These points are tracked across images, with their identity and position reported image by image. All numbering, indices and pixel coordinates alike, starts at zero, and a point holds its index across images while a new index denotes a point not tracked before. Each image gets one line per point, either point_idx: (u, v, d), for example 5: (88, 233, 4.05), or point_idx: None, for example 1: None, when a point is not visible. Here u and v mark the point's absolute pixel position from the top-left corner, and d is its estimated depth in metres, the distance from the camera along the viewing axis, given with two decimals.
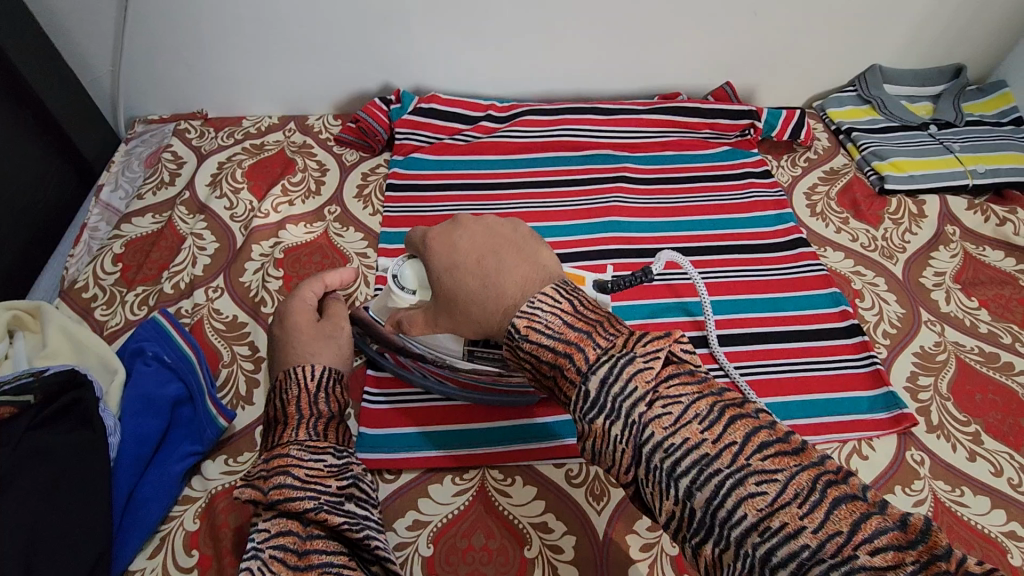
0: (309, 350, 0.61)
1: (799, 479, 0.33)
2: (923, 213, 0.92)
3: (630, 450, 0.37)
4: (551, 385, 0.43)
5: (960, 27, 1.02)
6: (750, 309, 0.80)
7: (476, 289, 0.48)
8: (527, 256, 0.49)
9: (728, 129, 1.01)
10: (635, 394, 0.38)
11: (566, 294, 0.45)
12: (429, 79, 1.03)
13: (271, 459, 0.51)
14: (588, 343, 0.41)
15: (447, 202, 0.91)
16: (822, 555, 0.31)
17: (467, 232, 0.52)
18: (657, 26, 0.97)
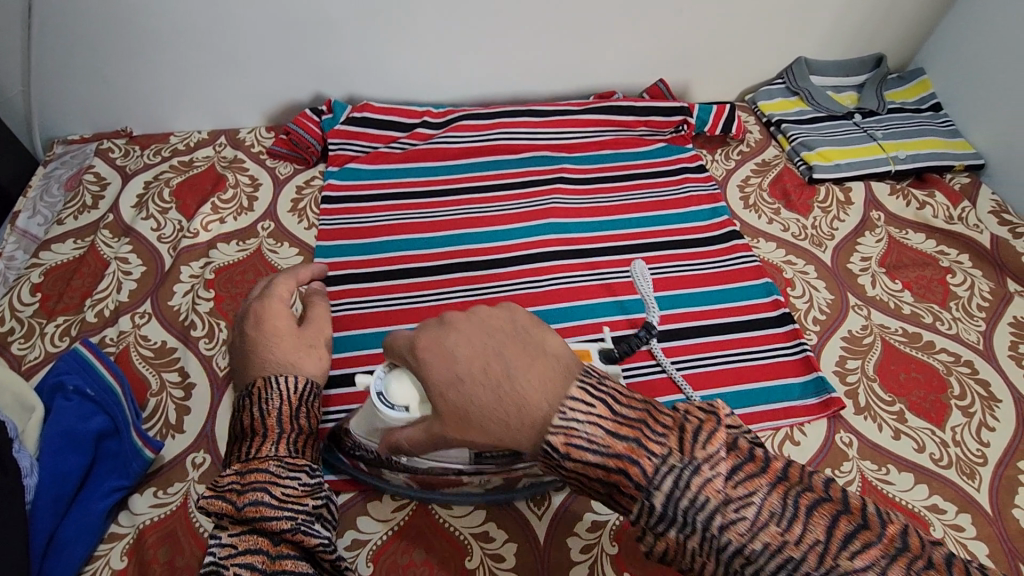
0: (288, 362, 0.55)
1: (891, 572, 0.33)
2: (850, 200, 0.95)
3: (711, 560, 0.36)
4: (604, 495, 0.39)
5: (878, 19, 1.06)
6: (685, 304, 0.81)
7: (483, 409, 0.39)
8: (540, 354, 0.39)
9: (663, 125, 1.02)
10: (707, 506, 0.35)
11: (596, 390, 0.38)
12: (362, 87, 1.02)
13: (244, 473, 0.47)
14: (641, 454, 0.36)
15: (384, 212, 0.90)
16: (806, 568, 0.34)
17: (459, 334, 0.41)
18: (586, 27, 0.98)
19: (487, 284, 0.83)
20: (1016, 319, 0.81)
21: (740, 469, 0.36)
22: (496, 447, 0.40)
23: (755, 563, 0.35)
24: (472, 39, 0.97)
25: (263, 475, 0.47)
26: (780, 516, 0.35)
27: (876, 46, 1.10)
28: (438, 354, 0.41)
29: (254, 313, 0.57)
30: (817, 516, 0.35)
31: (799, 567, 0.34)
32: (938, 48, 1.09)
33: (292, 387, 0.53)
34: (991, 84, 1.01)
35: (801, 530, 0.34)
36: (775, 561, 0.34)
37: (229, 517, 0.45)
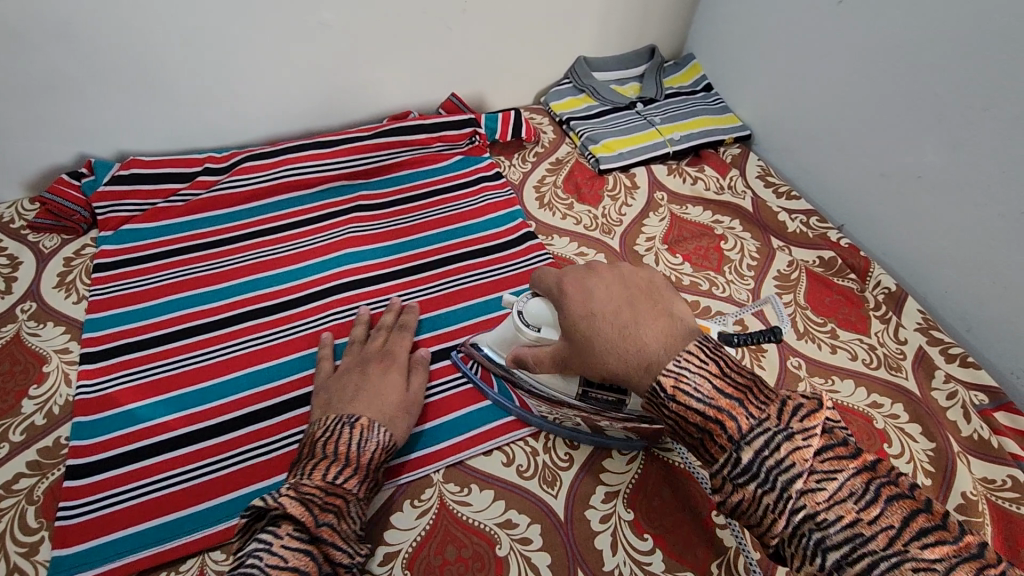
0: (389, 414, 0.66)
1: (961, 572, 0.38)
2: (635, 184, 1.01)
3: (780, 519, 0.43)
4: (695, 444, 0.48)
5: (640, 14, 1.14)
6: (476, 314, 0.84)
7: (612, 339, 0.53)
8: (665, 307, 0.54)
9: (456, 140, 1.04)
10: (793, 469, 0.43)
11: (711, 353, 0.49)
12: (132, 143, 0.96)
13: (329, 492, 0.56)
14: (740, 412, 0.45)
15: (166, 271, 0.86)
16: (875, 544, 0.40)
17: (601, 280, 0.58)
18: (358, 54, 0.98)
19: (280, 328, 0.81)
20: (779, 272, 0.89)
21: (829, 452, 0.44)
22: (618, 380, 0.53)
23: (826, 531, 0.41)
24: (241, 78, 0.94)
25: (341, 504, 0.56)
26: (860, 497, 0.42)
27: (646, 38, 1.18)
28: (585, 295, 0.58)
29: (383, 359, 0.73)
30: (896, 506, 0.41)
31: (869, 542, 0.40)
32: (700, 33, 1.19)
33: (386, 441, 0.64)
34: (745, 62, 1.11)
35: (879, 512, 0.41)
36: (845, 532, 0.41)
37: (300, 527, 0.52)
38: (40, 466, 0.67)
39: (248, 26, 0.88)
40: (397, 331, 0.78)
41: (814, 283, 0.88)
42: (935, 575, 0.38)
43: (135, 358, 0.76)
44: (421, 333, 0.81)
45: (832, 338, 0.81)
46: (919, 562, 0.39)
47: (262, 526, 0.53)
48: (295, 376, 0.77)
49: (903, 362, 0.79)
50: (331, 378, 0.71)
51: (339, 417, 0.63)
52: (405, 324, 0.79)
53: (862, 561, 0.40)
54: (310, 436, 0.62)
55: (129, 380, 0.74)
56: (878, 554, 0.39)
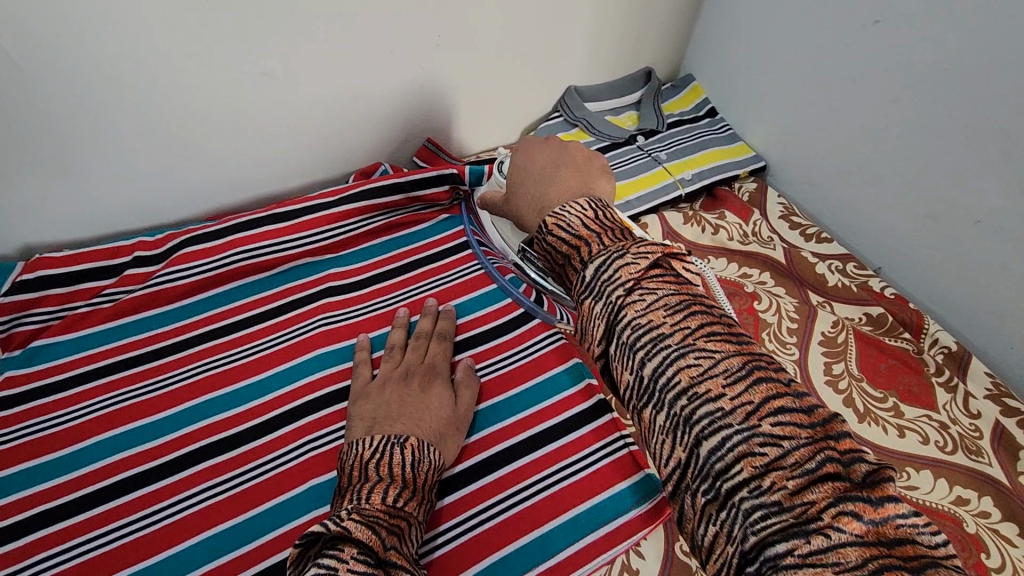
0: (437, 433, 0.63)
1: (800, 449, 0.37)
2: (648, 237, 0.89)
3: (605, 324, 0.46)
4: (561, 271, 0.52)
5: (635, 36, 1.01)
6: (488, 422, 0.70)
7: (529, 189, 0.62)
8: (583, 177, 0.61)
9: (437, 197, 0.90)
10: (619, 281, 0.46)
11: (596, 207, 0.54)
12: (41, 233, 0.77)
13: (392, 515, 0.51)
14: (595, 240, 0.50)
15: (95, 400, 0.69)
16: (732, 421, 0.39)
17: (546, 149, 0.65)
18: (314, 106, 0.83)
19: (247, 466, 0.67)
20: (824, 335, 0.78)
21: (786, 413, 0.38)
22: (522, 224, 0.63)
23: (693, 405, 0.40)
24: (173, 146, 0.77)
25: (404, 529, 0.51)
26: (730, 376, 0.41)
27: (642, 61, 1.05)
28: (526, 156, 0.66)
29: (424, 370, 0.70)
30: (762, 387, 0.40)
31: (725, 416, 0.39)
32: (701, 52, 1.07)
33: (437, 460, 0.60)
34: (755, 86, 0.99)
35: (742, 389, 0.40)
36: (706, 406, 0.40)
37: (369, 550, 0.47)
38: None
39: (171, 86, 0.71)
40: (434, 340, 0.74)
41: (864, 347, 0.77)
42: (780, 450, 0.37)
43: (63, 530, 0.60)
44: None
45: (896, 417, 0.71)
46: (767, 436, 0.38)
47: (319, 552, 0.47)
48: (274, 532, 0.63)
49: (980, 443, 0.69)
50: (372, 390, 0.67)
51: (387, 436, 0.59)
52: (443, 334, 0.75)
53: (718, 437, 0.39)
54: (357, 458, 0.57)
55: (59, 562, 0.59)
56: (733, 428, 0.38)
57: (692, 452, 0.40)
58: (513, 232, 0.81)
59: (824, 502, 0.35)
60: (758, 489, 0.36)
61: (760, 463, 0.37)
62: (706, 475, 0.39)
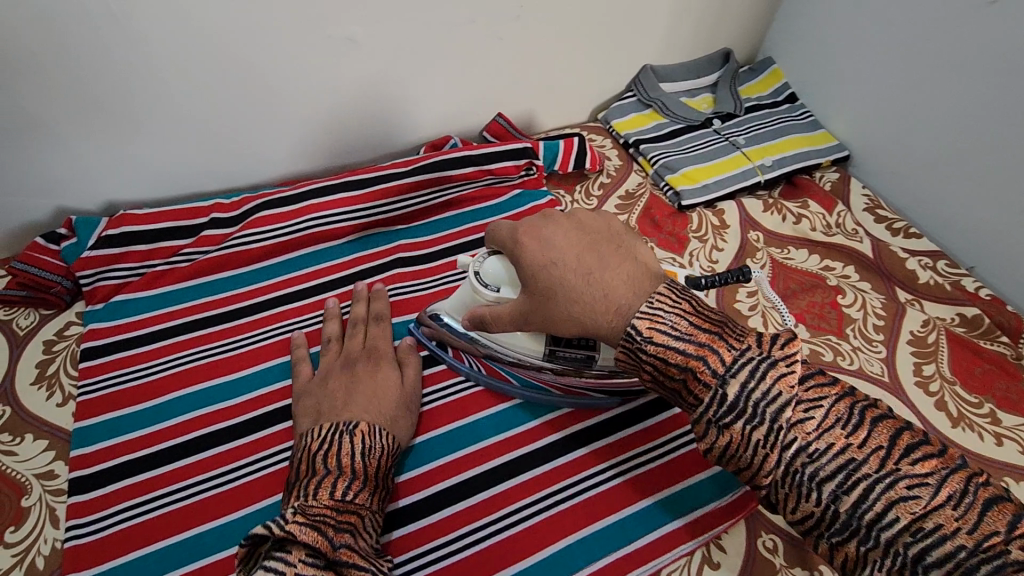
0: (387, 417, 0.61)
1: (950, 481, 0.39)
2: (725, 224, 0.86)
3: (773, 455, 0.42)
4: (677, 386, 0.47)
5: (717, 15, 0.97)
6: (506, 426, 0.68)
7: (579, 288, 0.52)
8: (628, 254, 0.53)
9: (508, 171, 0.87)
10: (781, 399, 0.42)
11: (680, 294, 0.49)
12: (122, 191, 0.78)
13: (339, 511, 0.50)
14: (721, 346, 0.45)
15: (170, 357, 0.69)
16: (865, 468, 0.40)
17: (558, 229, 0.56)
18: (390, 75, 0.81)
19: None
20: (913, 335, 0.74)
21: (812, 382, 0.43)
22: (578, 327, 0.53)
23: (815, 462, 0.41)
24: (252, 109, 0.77)
25: (355, 523, 0.51)
26: (846, 423, 0.42)
27: (721, 42, 1.01)
28: (540, 242, 0.55)
29: (367, 356, 0.67)
30: (882, 427, 0.41)
31: (861, 466, 0.40)
32: (783, 34, 1.02)
33: (389, 446, 0.58)
34: (843, 71, 0.94)
35: (866, 434, 0.41)
36: (837, 461, 0.41)
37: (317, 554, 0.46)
38: None
39: (255, 49, 0.71)
40: (372, 322, 0.72)
41: (958, 349, 0.73)
42: (929, 492, 0.38)
43: (140, 484, 0.60)
44: (442, 455, 0.66)
45: (993, 423, 0.67)
46: (911, 478, 0.39)
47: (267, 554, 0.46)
48: None
49: None
50: (315, 385, 0.64)
51: (335, 425, 0.57)
52: (378, 315, 0.73)
53: (858, 486, 0.40)
54: (305, 450, 0.55)
55: (136, 515, 0.58)
56: (872, 476, 0.40)
57: (830, 507, 0.41)
58: (530, 338, 0.64)
59: (1003, 536, 0.37)
60: (919, 532, 0.38)
61: (917, 508, 0.38)
62: (857, 525, 0.40)
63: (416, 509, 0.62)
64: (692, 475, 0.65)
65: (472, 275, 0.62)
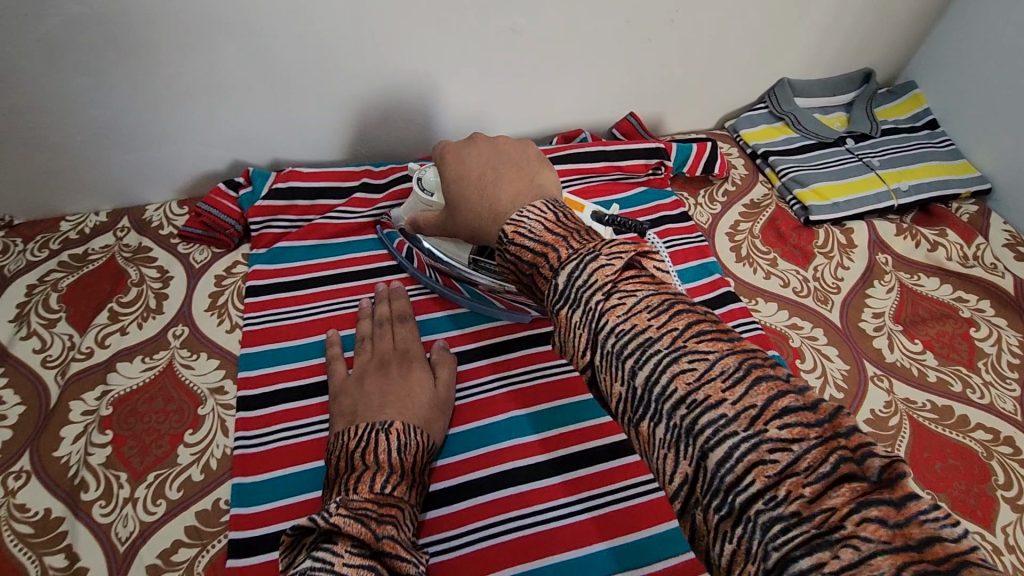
0: (423, 416, 0.64)
1: (813, 453, 0.33)
2: (853, 243, 0.85)
3: (586, 335, 0.41)
4: (529, 283, 0.47)
5: (866, 33, 0.96)
6: (517, 433, 0.69)
7: (472, 197, 0.58)
8: (526, 174, 0.57)
9: (637, 169, 0.90)
10: (595, 285, 0.41)
11: (552, 208, 0.50)
12: (291, 151, 0.87)
13: (380, 503, 0.53)
14: (562, 245, 0.45)
15: (323, 301, 0.77)
16: (735, 425, 0.34)
17: (475, 150, 0.62)
18: (540, 66, 0.86)
19: None
20: None
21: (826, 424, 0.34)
22: (474, 231, 0.59)
23: (693, 414, 0.36)
24: (412, 87, 0.83)
25: (395, 514, 0.53)
26: (728, 376, 0.36)
27: (863, 61, 1.00)
28: (459, 162, 0.62)
29: (399, 358, 0.70)
30: (764, 386, 0.35)
31: (729, 424, 0.35)
32: (930, 58, 0.99)
33: (424, 441, 0.62)
34: (994, 101, 0.91)
35: (722, 372, 0.36)
36: (636, 342, 0.39)
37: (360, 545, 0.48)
38: (199, 535, 0.59)
39: (426, 30, 0.77)
40: (398, 323, 0.74)
41: None
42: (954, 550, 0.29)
43: (299, 409, 0.67)
44: (456, 453, 0.67)
45: None
46: (693, 353, 0.37)
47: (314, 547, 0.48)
48: (481, 449, 0.68)
49: None
50: (350, 383, 0.67)
51: (371, 424, 0.60)
52: (402, 314, 0.75)
53: (647, 365, 0.38)
54: (343, 448, 0.59)
55: (294, 435, 0.65)
56: (663, 353, 0.38)
57: (631, 386, 0.39)
58: (457, 245, 0.72)
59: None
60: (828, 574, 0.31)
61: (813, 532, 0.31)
62: (717, 489, 0.34)
63: (428, 502, 0.64)
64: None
65: (415, 183, 0.71)
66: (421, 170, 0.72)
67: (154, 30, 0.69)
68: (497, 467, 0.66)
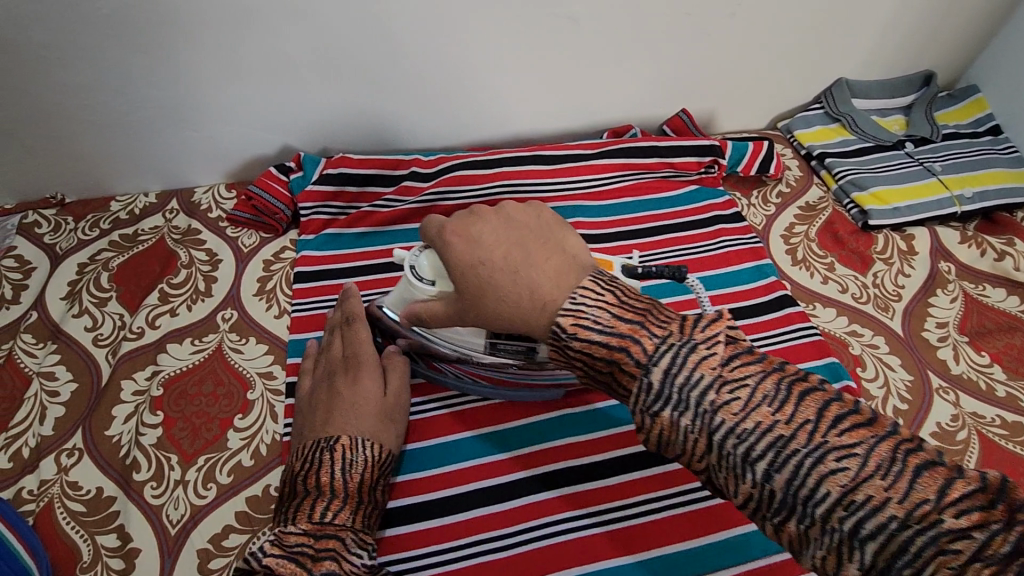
0: (371, 427, 0.59)
1: (879, 451, 0.37)
2: (913, 250, 0.82)
3: (702, 439, 0.41)
4: (607, 379, 0.45)
5: (930, 34, 0.92)
6: (490, 449, 0.66)
7: (506, 285, 0.49)
8: (553, 249, 0.50)
9: (689, 166, 0.88)
10: (702, 383, 0.41)
11: (607, 285, 0.47)
12: (340, 137, 0.86)
13: (319, 537, 0.51)
14: (644, 334, 0.43)
15: (371, 291, 0.76)
16: (907, 522, 0.35)
17: (485, 224, 0.53)
18: (596, 58, 0.84)
19: None
20: None
21: (846, 423, 0.38)
22: (512, 328, 0.50)
23: (855, 517, 0.36)
24: (465, 76, 0.82)
25: (337, 545, 0.51)
26: (843, 460, 0.37)
27: (925, 63, 0.97)
28: (470, 241, 0.52)
29: (338, 363, 0.63)
30: (809, 400, 0.39)
31: (902, 524, 0.35)
32: (996, 61, 0.96)
33: (375, 456, 0.58)
34: None
35: (792, 410, 0.39)
36: (764, 439, 0.39)
37: None
38: (250, 521, 0.58)
39: (484, 18, 0.76)
40: (351, 322, 0.66)
41: None
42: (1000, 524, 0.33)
43: None
44: (422, 468, 0.64)
45: None
46: (839, 450, 0.37)
47: None
48: (526, 448, 0.66)
49: None
50: (304, 395, 0.63)
51: (316, 443, 0.57)
52: (352, 312, 0.66)
53: (790, 467, 0.38)
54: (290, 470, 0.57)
55: None
56: (801, 452, 0.38)
57: (765, 488, 0.39)
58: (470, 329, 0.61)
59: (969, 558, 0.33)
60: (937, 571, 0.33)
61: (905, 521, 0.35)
62: (864, 544, 0.36)
63: (403, 514, 0.61)
64: (673, 542, 0.61)
65: (406, 271, 0.58)
66: (409, 254, 0.59)
67: (213, 11, 0.68)
68: (541, 467, 0.65)
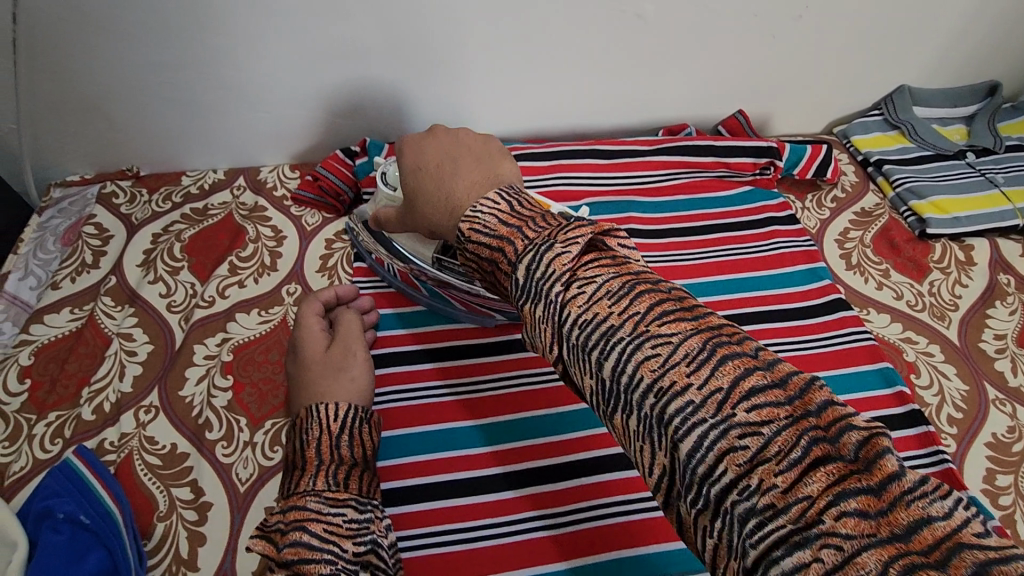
0: (325, 390, 0.58)
1: (690, 341, 0.35)
2: (972, 260, 0.82)
3: (551, 329, 0.39)
4: (493, 281, 0.44)
5: (999, 43, 0.91)
6: (477, 443, 0.67)
7: (432, 189, 0.53)
8: (483, 164, 0.53)
9: (745, 167, 0.88)
10: (554, 276, 0.39)
11: (507, 197, 0.46)
12: (402, 124, 0.89)
13: (287, 507, 0.48)
14: (518, 236, 0.42)
15: None
16: (703, 413, 0.32)
17: (434, 139, 0.57)
18: (659, 56, 0.85)
19: (533, 370, 0.72)
20: None
21: (671, 317, 0.36)
22: (434, 227, 0.54)
23: (660, 403, 0.34)
24: (528, 68, 0.84)
25: (299, 513, 0.46)
26: (692, 358, 0.34)
27: (991, 72, 0.95)
28: (416, 150, 0.57)
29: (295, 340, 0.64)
30: (728, 366, 0.33)
31: (697, 411, 0.32)
32: None
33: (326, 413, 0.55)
34: None
35: (627, 303, 0.37)
36: (601, 330, 0.36)
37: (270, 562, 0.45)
38: None
39: (554, 13, 0.77)
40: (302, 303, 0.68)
41: None
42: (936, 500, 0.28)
43: (392, 375, 0.70)
44: (410, 455, 0.65)
45: None
46: (657, 337, 0.35)
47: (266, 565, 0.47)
48: (563, 435, 0.68)
49: None
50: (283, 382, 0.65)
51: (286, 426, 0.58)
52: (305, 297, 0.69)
53: (610, 358, 0.36)
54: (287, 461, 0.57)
55: (388, 401, 0.68)
56: (625, 339, 0.36)
57: (598, 377, 0.37)
58: (422, 243, 0.69)
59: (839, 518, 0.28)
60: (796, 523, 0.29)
61: (746, 460, 0.31)
62: (689, 482, 0.33)
63: (442, 490, 0.64)
64: None
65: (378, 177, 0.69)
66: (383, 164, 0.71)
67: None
68: (574, 455, 0.66)
